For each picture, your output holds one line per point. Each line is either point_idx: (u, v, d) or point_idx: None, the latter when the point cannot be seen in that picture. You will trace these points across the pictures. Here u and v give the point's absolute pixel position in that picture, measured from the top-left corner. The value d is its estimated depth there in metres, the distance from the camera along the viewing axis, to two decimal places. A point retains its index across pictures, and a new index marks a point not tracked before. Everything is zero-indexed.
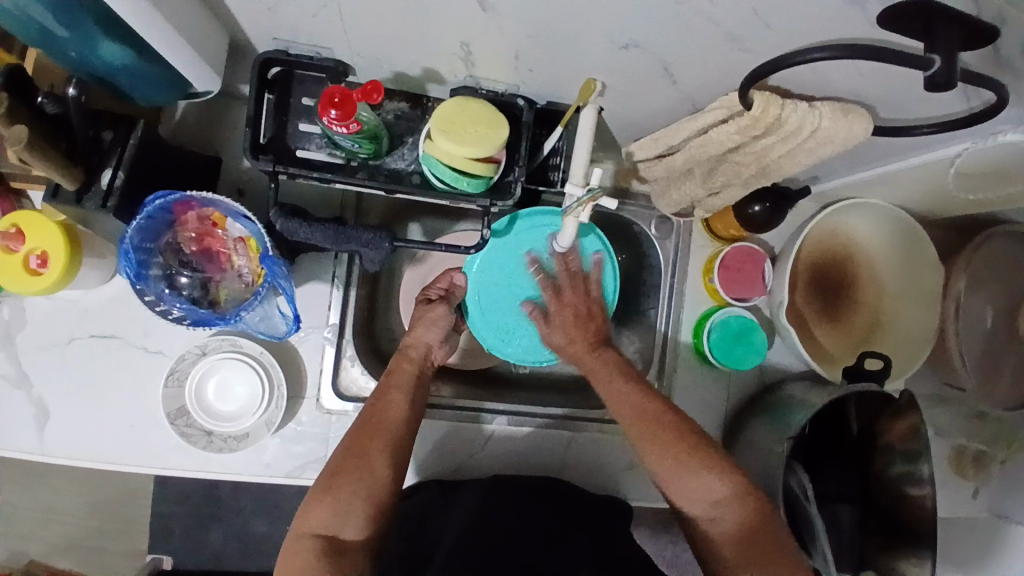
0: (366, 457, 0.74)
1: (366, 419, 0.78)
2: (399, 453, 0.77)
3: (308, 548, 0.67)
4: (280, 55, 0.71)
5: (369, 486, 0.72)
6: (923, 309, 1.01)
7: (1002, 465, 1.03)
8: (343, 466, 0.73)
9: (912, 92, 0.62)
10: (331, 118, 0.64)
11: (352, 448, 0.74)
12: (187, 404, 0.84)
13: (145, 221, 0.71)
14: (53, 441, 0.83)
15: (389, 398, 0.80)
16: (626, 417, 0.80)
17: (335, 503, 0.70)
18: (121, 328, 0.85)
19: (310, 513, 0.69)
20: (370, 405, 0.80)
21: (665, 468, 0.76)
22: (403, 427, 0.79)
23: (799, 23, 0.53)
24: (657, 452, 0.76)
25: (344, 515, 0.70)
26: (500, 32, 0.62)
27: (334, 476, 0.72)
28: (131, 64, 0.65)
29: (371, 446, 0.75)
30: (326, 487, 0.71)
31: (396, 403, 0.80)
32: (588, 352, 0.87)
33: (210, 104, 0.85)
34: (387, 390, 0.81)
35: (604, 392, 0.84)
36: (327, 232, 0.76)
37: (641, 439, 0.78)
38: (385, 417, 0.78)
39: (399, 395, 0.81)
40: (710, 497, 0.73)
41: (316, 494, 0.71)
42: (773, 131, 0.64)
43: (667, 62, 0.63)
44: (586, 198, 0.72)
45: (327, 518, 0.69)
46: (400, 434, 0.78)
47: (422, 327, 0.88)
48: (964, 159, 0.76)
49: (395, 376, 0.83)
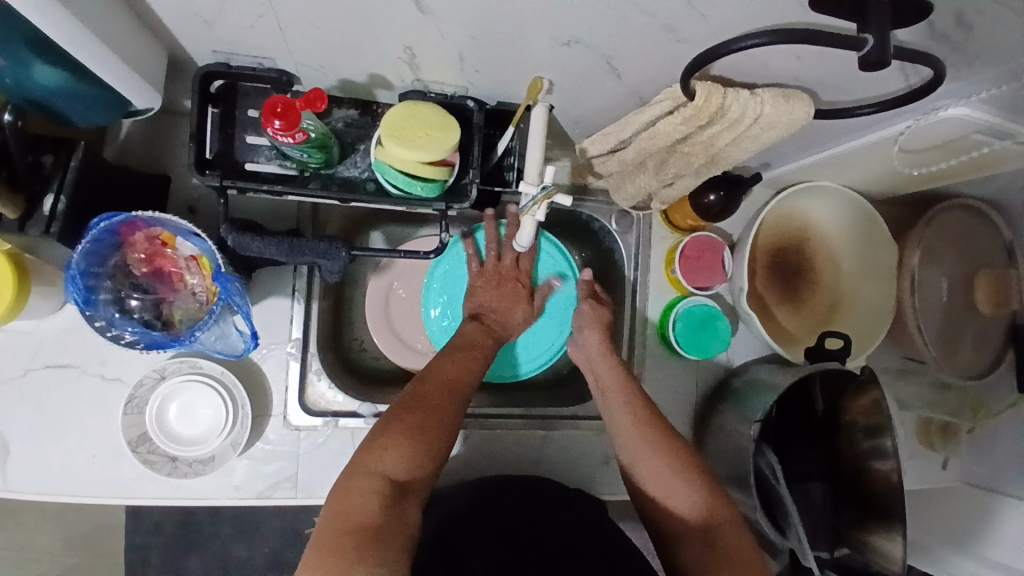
0: (442, 409, 0.75)
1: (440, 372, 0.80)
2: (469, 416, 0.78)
3: (375, 485, 0.65)
4: (220, 68, 0.69)
5: (444, 439, 0.73)
6: (880, 285, 1.04)
7: (969, 435, 1.04)
8: (415, 411, 0.73)
9: (851, 74, 0.64)
10: (275, 128, 0.63)
11: (426, 396, 0.75)
12: (148, 430, 0.82)
13: (91, 244, 0.69)
14: (12, 478, 0.80)
15: (467, 363, 0.83)
16: (618, 404, 0.83)
17: (410, 445, 0.70)
18: (76, 357, 0.83)
19: (384, 451, 0.68)
20: (441, 363, 0.81)
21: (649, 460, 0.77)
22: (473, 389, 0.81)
23: (734, 10, 0.54)
24: (648, 462, 0.77)
25: (418, 459, 0.69)
26: (442, 33, 0.61)
27: (407, 420, 0.72)
28: (68, 86, 0.63)
29: (447, 400, 0.76)
30: (400, 426, 0.71)
31: (470, 368, 0.82)
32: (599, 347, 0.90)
33: (155, 123, 0.83)
34: (464, 355, 0.84)
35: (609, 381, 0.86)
36: (281, 245, 0.74)
37: (636, 453, 0.79)
38: (459, 378, 0.80)
39: (474, 362, 0.84)
40: (687, 508, 0.73)
41: (388, 432, 0.70)
42: (717, 120, 0.65)
43: (610, 56, 0.64)
44: (541, 196, 0.74)
45: (401, 458, 0.68)
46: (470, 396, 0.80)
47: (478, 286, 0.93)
48: (907, 136, 0.78)
49: (468, 346, 0.86)
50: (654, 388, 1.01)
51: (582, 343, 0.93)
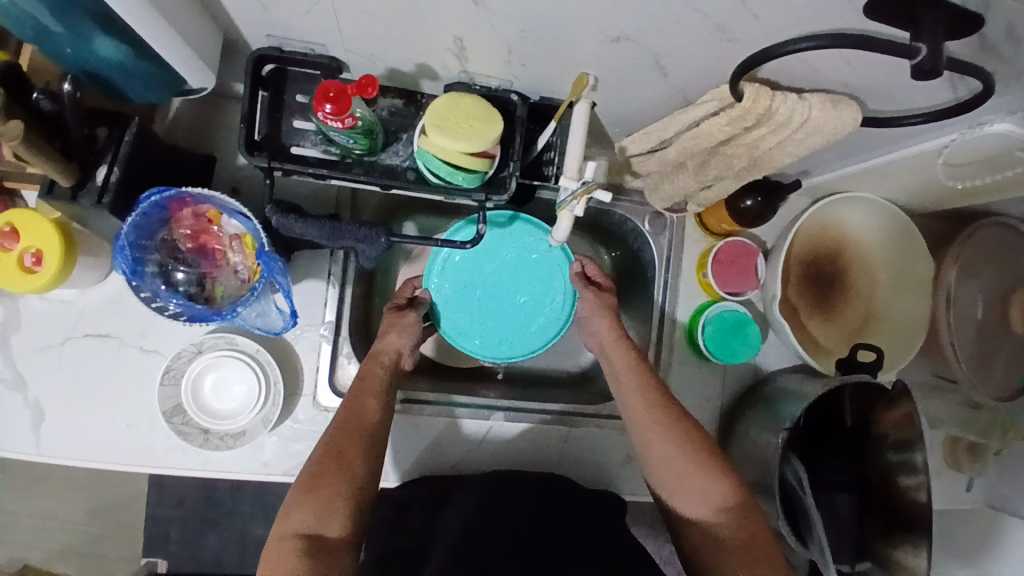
0: (345, 457, 0.73)
1: (340, 418, 0.78)
2: (373, 453, 0.76)
3: (291, 548, 0.65)
4: (273, 52, 0.71)
5: (348, 487, 0.71)
6: (914, 299, 1.03)
7: (997, 457, 1.02)
8: (322, 470, 0.71)
9: (900, 83, 0.64)
10: (326, 113, 0.65)
11: (326, 451, 0.73)
12: (183, 402, 0.84)
13: (140, 217, 0.71)
14: (50, 442, 0.83)
15: (362, 400, 0.80)
16: (641, 412, 0.81)
17: (315, 502, 0.68)
18: (117, 328, 0.85)
19: (291, 514, 0.67)
20: (344, 409, 0.79)
21: (672, 459, 0.77)
22: (378, 425, 0.79)
23: (787, 13, 0.54)
24: (669, 465, 0.77)
25: (327, 513, 0.68)
26: (492, 25, 0.62)
27: (314, 478, 0.70)
28: (128, 61, 0.65)
29: (349, 446, 0.75)
30: (305, 489, 0.70)
31: (368, 406, 0.79)
32: (614, 346, 0.89)
33: (204, 104, 0.85)
34: (360, 393, 0.81)
35: (623, 388, 0.84)
36: (323, 228, 0.76)
37: (659, 446, 0.78)
38: (360, 419, 0.78)
39: (372, 398, 0.81)
40: (713, 503, 0.73)
41: (301, 493, 0.69)
42: (764, 122, 0.65)
43: (658, 55, 0.64)
44: (580, 192, 0.74)
45: (309, 517, 0.67)
46: (376, 433, 0.78)
47: (393, 333, 0.87)
48: (951, 149, 0.77)
49: (366, 380, 0.82)
50: (678, 391, 1.01)
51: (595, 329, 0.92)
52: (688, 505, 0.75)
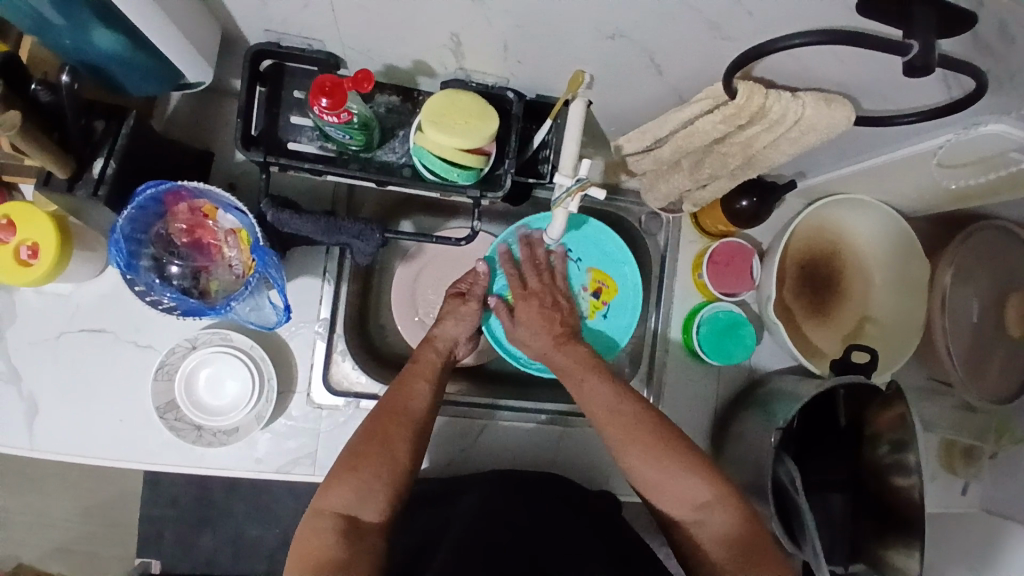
0: (388, 442, 0.74)
1: (389, 403, 0.78)
2: (419, 440, 0.77)
3: (328, 526, 0.67)
4: (270, 48, 0.71)
5: (390, 471, 0.72)
6: (910, 301, 1.03)
7: (992, 459, 1.04)
8: (365, 451, 0.73)
9: (893, 82, 0.64)
10: (321, 106, 0.65)
11: (373, 432, 0.75)
12: (177, 398, 0.84)
13: (135, 211, 0.71)
14: (44, 436, 0.82)
15: (413, 385, 0.81)
16: (600, 414, 0.80)
17: (357, 483, 0.70)
18: (112, 322, 0.85)
19: (331, 492, 0.69)
20: (393, 390, 0.80)
21: (643, 459, 0.76)
22: (426, 411, 0.79)
23: (779, 10, 0.54)
24: (637, 451, 0.77)
25: (365, 495, 0.70)
26: (488, 22, 0.63)
27: (356, 459, 0.72)
28: (124, 53, 0.65)
29: (394, 430, 0.75)
30: (349, 469, 0.71)
31: (417, 392, 0.80)
32: (555, 349, 0.86)
33: (202, 100, 0.85)
34: (412, 377, 0.82)
35: (576, 392, 0.83)
36: (318, 223, 0.76)
37: (624, 449, 0.78)
38: (407, 406, 0.78)
39: (422, 384, 0.81)
40: (689, 501, 0.74)
41: (340, 473, 0.71)
42: (757, 121, 0.65)
43: (653, 52, 0.64)
44: (575, 188, 0.74)
45: (348, 497, 0.69)
46: (422, 420, 0.78)
47: (451, 321, 0.88)
48: (946, 149, 0.78)
49: (418, 365, 0.83)
50: (674, 392, 1.01)
51: (520, 339, 0.89)
52: (662, 490, 0.76)
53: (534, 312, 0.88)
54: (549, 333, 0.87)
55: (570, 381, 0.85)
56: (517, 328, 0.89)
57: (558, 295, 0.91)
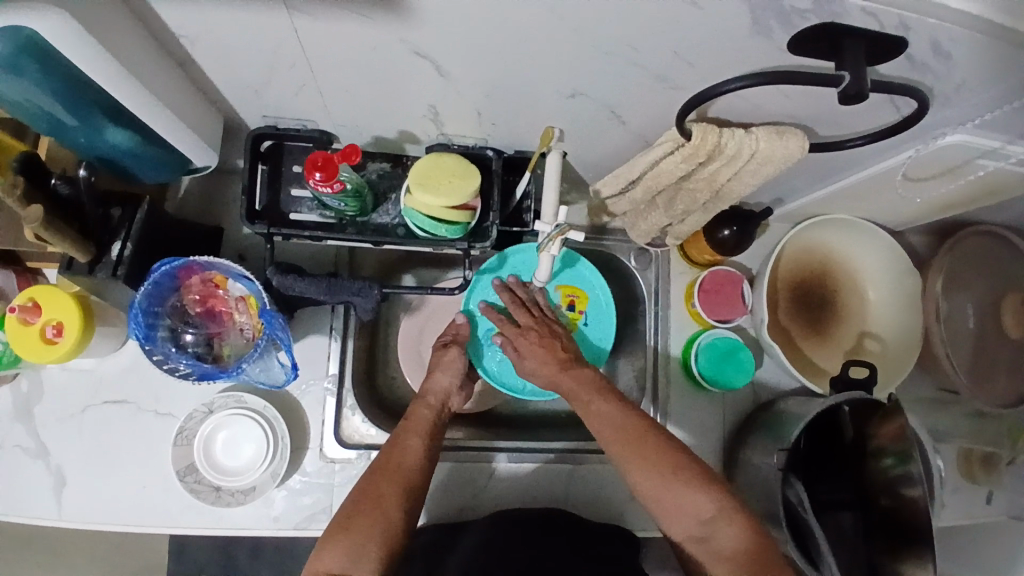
0: (381, 501, 0.76)
1: (381, 462, 0.80)
2: (413, 496, 0.78)
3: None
4: (269, 130, 0.78)
5: (381, 531, 0.73)
6: (908, 314, 1.05)
7: (1011, 466, 0.98)
8: (357, 511, 0.75)
9: (842, 111, 0.69)
10: (316, 180, 0.71)
11: (366, 492, 0.76)
12: (195, 461, 0.88)
13: (152, 286, 0.77)
14: (71, 507, 0.87)
15: (407, 442, 0.83)
16: (607, 434, 0.82)
17: (349, 543, 0.71)
18: (133, 394, 0.90)
19: (326, 554, 0.70)
20: (386, 449, 0.82)
21: (649, 482, 0.77)
22: (420, 468, 0.81)
23: (718, 59, 0.59)
24: (643, 470, 0.77)
25: (359, 556, 0.70)
26: (459, 92, 0.69)
27: (347, 522, 0.73)
28: (135, 146, 0.72)
29: (385, 488, 0.77)
30: (342, 530, 0.73)
31: (410, 447, 0.83)
32: (562, 372, 0.89)
33: (209, 181, 0.93)
34: (407, 434, 0.84)
35: (582, 411, 0.85)
36: (320, 285, 0.81)
37: (627, 465, 0.79)
38: (401, 461, 0.81)
39: (416, 438, 0.84)
40: (695, 516, 0.73)
41: (332, 537, 0.72)
42: (716, 158, 0.69)
43: (613, 105, 0.70)
44: (556, 233, 0.78)
45: (341, 559, 0.70)
46: (415, 475, 0.80)
47: (440, 372, 0.93)
48: (911, 164, 0.82)
49: (413, 420, 0.86)
50: (678, 421, 1.02)
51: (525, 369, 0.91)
52: (670, 511, 0.75)
53: (536, 345, 0.91)
54: (552, 361, 0.89)
55: (575, 402, 0.87)
56: (523, 360, 0.92)
57: (553, 327, 0.94)
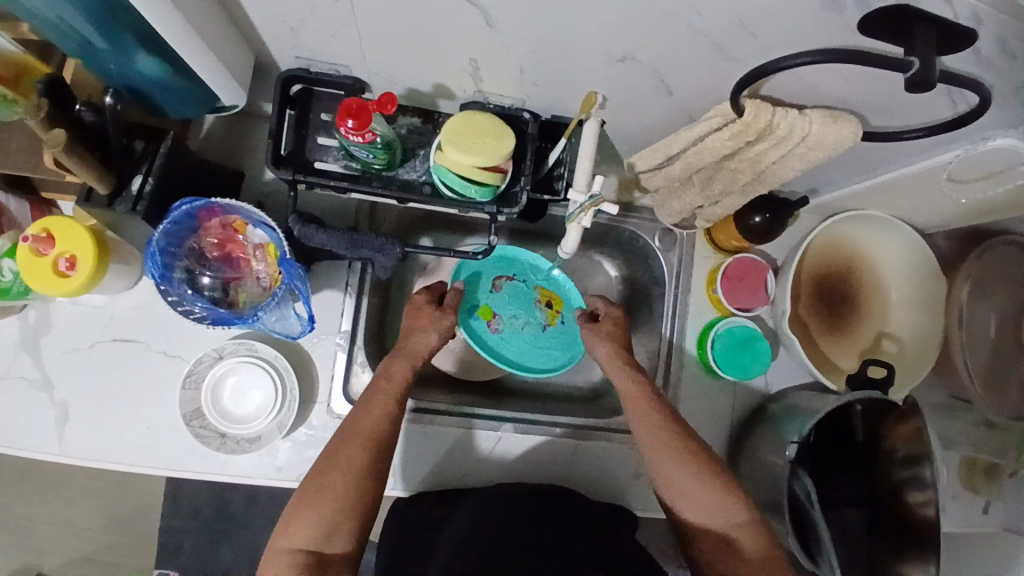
0: (350, 471, 0.74)
1: (349, 427, 0.78)
2: (382, 461, 0.77)
3: (290, 564, 0.69)
4: (301, 73, 0.75)
5: (351, 503, 0.73)
6: (928, 317, 1.02)
7: (1013, 478, 1.00)
8: (324, 481, 0.73)
9: (900, 100, 0.66)
10: (348, 127, 0.68)
11: (331, 460, 0.75)
12: (203, 406, 0.87)
13: (171, 225, 0.75)
14: (74, 442, 0.86)
15: (378, 403, 0.80)
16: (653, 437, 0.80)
17: (318, 516, 0.71)
18: (143, 333, 0.89)
19: (293, 527, 0.70)
20: (353, 413, 0.79)
21: (684, 488, 0.77)
22: (388, 432, 0.79)
23: (781, 31, 0.57)
24: (680, 475, 0.77)
25: (329, 530, 0.71)
26: (504, 46, 0.66)
27: (315, 492, 0.73)
28: (165, 77, 0.69)
29: (353, 457, 0.75)
30: (310, 499, 0.72)
31: (379, 411, 0.79)
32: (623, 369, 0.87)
33: (233, 122, 0.90)
34: (378, 393, 0.81)
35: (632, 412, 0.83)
36: (342, 238, 0.79)
37: (670, 471, 0.78)
38: (369, 426, 0.78)
39: (385, 403, 0.80)
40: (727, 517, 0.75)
41: (299, 506, 0.72)
42: (765, 137, 0.67)
43: (662, 74, 0.67)
44: (588, 203, 0.77)
45: (310, 534, 0.70)
46: (384, 441, 0.78)
47: (423, 331, 0.87)
48: (955, 164, 0.79)
49: (381, 379, 0.82)
50: (688, 406, 1.01)
51: (593, 353, 0.91)
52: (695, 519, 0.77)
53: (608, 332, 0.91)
54: (615, 355, 0.89)
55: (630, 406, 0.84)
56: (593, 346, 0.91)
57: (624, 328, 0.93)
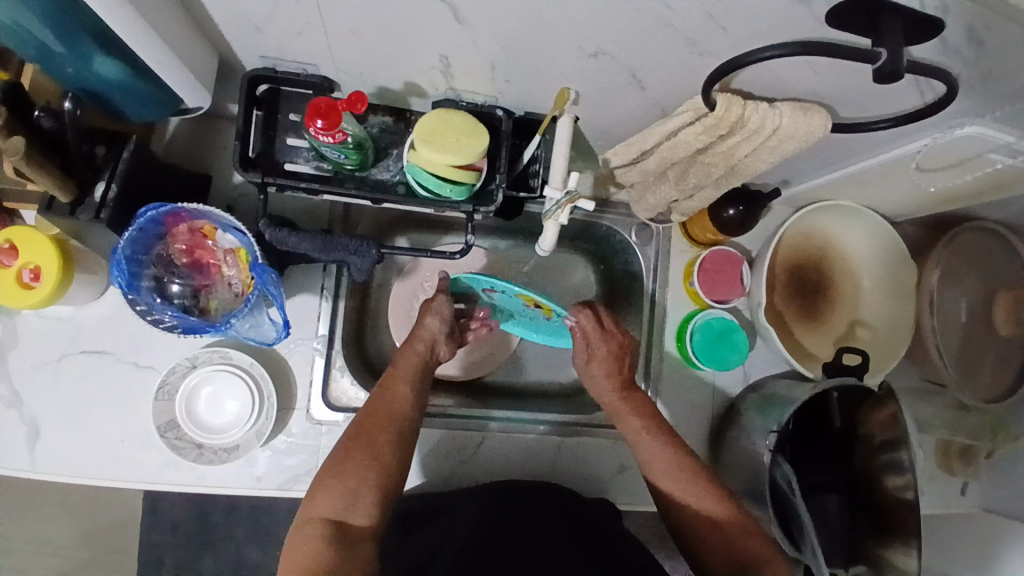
0: (373, 446, 0.74)
1: (370, 407, 0.78)
2: (402, 440, 0.76)
3: (316, 532, 0.66)
4: (267, 73, 0.74)
5: (375, 474, 0.71)
6: (898, 304, 1.04)
7: (988, 459, 1.03)
8: (348, 455, 0.72)
9: (868, 90, 0.67)
10: (317, 128, 0.67)
11: (357, 436, 0.74)
12: (177, 417, 0.85)
13: (137, 233, 0.73)
14: (45, 459, 0.83)
15: (395, 386, 0.80)
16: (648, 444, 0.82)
17: (342, 487, 0.69)
18: (113, 344, 0.87)
19: (318, 499, 0.69)
20: (376, 394, 0.79)
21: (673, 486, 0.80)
22: (408, 413, 0.79)
23: (751, 24, 0.57)
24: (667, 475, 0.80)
25: (353, 500, 0.69)
26: (475, 42, 0.65)
27: (339, 464, 0.71)
28: (126, 80, 0.67)
29: (376, 434, 0.75)
30: (334, 473, 0.71)
31: (400, 393, 0.80)
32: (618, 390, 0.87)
33: (200, 125, 0.88)
34: (395, 378, 0.81)
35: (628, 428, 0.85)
36: (316, 241, 0.78)
37: (660, 470, 0.81)
38: (391, 406, 0.78)
39: (405, 386, 0.81)
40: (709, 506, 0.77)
41: (324, 479, 0.70)
42: (737, 130, 0.67)
43: (634, 68, 0.67)
44: (564, 201, 0.77)
45: (335, 504, 0.68)
46: (406, 422, 0.78)
47: (429, 318, 0.87)
48: (924, 154, 0.80)
49: (400, 367, 0.83)
50: (669, 399, 1.02)
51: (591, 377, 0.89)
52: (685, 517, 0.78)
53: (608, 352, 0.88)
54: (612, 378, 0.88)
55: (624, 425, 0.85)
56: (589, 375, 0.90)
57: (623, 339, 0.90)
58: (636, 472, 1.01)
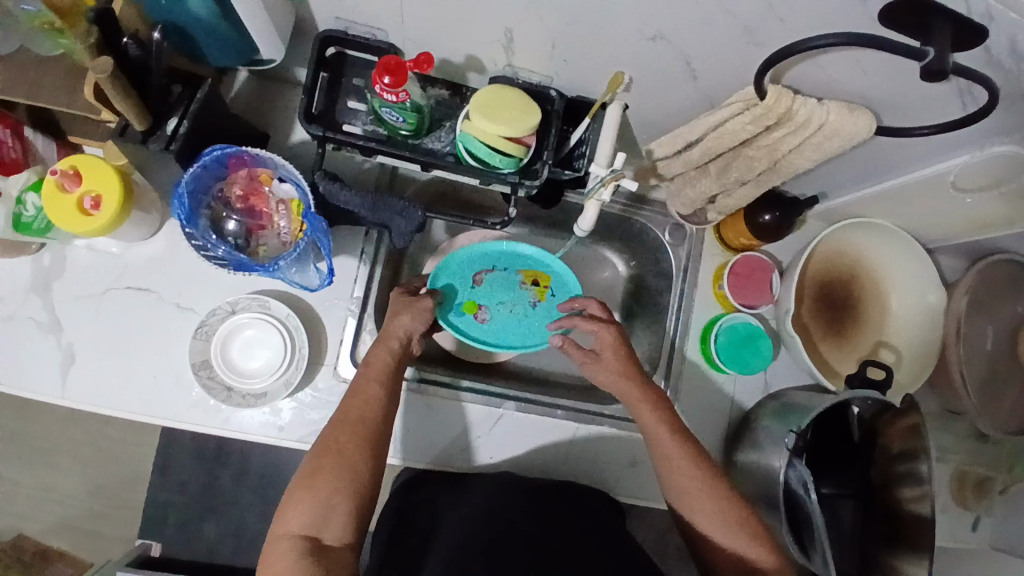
0: (344, 454, 0.73)
1: (343, 413, 0.77)
2: (374, 446, 0.76)
3: (290, 546, 0.67)
4: (338, 33, 0.77)
5: (348, 482, 0.72)
6: (928, 327, 1.04)
7: (1003, 494, 1.03)
8: (320, 466, 0.72)
9: (913, 98, 0.69)
10: (384, 84, 0.70)
11: (328, 446, 0.74)
12: (211, 357, 0.88)
13: (199, 170, 0.77)
14: (75, 386, 0.86)
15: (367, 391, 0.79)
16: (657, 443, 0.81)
17: (314, 498, 0.70)
18: (157, 284, 0.90)
19: (290, 513, 0.69)
20: (346, 400, 0.79)
21: (679, 488, 0.78)
22: (379, 420, 0.78)
23: (807, 16, 0.60)
24: (676, 473, 0.78)
25: (327, 513, 0.70)
26: (540, 18, 0.69)
27: (312, 473, 0.71)
28: (211, 20, 0.71)
29: (346, 442, 0.75)
30: (305, 484, 0.71)
31: (372, 397, 0.79)
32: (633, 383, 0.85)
33: (266, 83, 0.93)
34: (366, 384, 0.80)
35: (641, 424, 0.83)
36: (365, 200, 0.81)
37: (665, 470, 0.79)
38: (364, 412, 0.78)
39: (378, 387, 0.80)
40: (718, 517, 0.75)
41: (297, 491, 0.70)
42: (784, 123, 0.70)
43: (689, 57, 0.70)
44: (609, 177, 0.79)
45: (306, 517, 0.69)
46: (379, 427, 0.78)
47: (407, 315, 0.87)
48: (958, 174, 0.82)
49: (374, 366, 0.82)
50: (688, 399, 1.02)
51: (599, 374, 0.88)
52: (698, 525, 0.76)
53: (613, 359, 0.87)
54: (622, 376, 0.86)
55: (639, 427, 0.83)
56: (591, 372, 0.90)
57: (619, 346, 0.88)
58: (648, 468, 1.01)
